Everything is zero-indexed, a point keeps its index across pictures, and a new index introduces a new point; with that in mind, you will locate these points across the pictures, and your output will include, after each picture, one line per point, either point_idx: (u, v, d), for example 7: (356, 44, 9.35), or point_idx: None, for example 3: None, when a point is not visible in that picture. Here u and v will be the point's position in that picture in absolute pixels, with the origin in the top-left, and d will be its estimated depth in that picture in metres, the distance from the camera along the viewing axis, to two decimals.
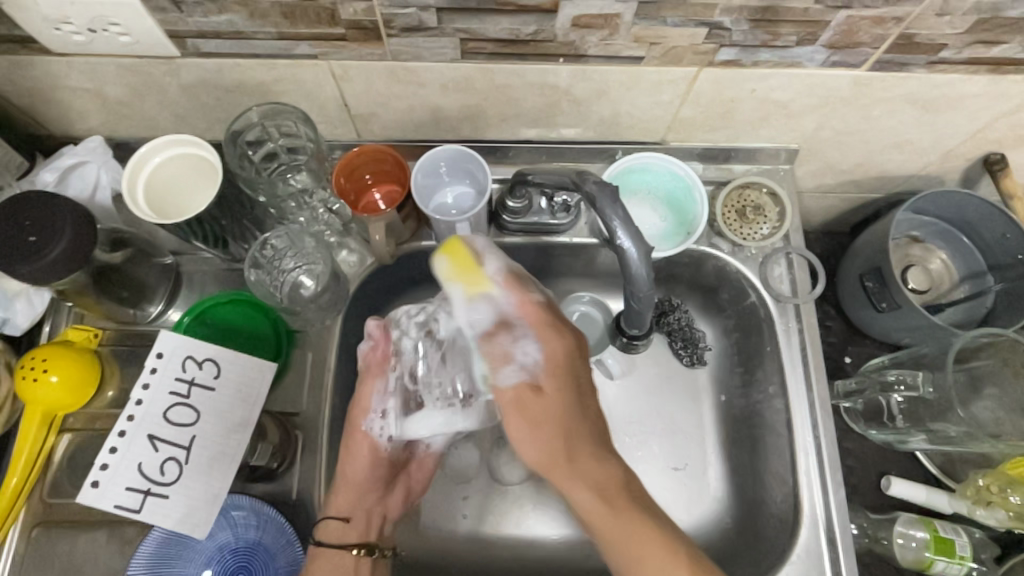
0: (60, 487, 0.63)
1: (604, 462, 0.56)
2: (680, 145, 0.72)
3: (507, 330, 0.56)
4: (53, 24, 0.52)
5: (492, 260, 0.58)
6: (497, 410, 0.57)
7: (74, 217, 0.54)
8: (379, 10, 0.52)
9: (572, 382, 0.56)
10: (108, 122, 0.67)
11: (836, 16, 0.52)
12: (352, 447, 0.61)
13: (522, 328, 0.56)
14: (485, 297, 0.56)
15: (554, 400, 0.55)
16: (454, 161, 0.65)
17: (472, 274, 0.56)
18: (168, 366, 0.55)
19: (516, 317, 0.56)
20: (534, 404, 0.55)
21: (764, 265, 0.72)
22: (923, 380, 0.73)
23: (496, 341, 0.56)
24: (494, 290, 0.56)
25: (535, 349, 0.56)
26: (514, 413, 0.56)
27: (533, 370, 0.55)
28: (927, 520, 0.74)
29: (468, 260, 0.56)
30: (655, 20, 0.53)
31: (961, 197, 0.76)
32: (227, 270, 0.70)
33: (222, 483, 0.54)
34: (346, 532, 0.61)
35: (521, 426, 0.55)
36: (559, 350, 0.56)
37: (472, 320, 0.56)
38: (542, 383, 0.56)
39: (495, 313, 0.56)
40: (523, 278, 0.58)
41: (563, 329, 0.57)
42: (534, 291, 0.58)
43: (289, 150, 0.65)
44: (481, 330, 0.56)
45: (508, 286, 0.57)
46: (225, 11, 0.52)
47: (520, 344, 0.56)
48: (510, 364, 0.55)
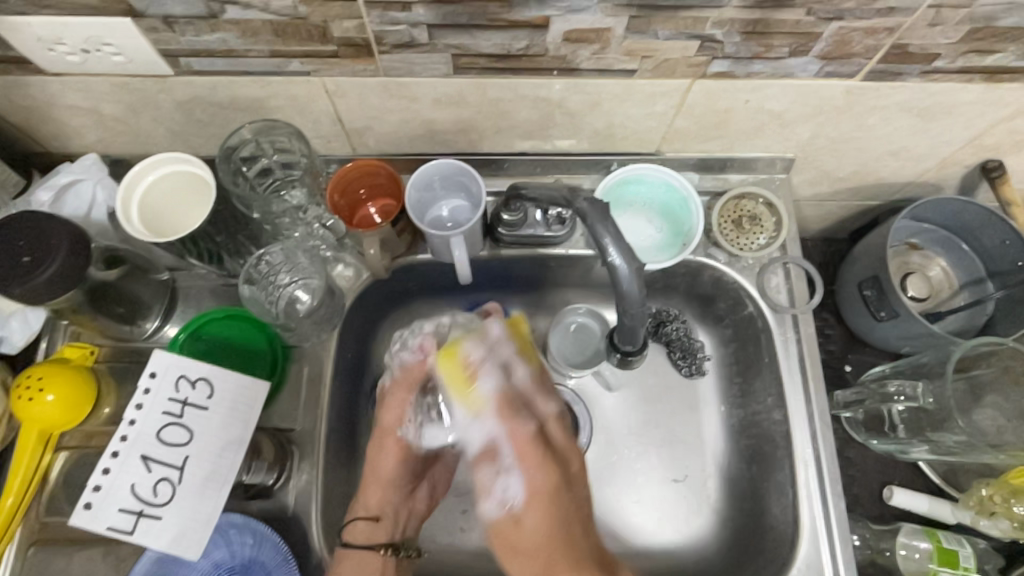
0: (56, 505, 0.62)
1: (579, 557, 0.49)
2: (675, 156, 0.72)
3: (494, 463, 0.52)
4: (46, 45, 0.53)
5: (485, 376, 0.53)
6: (479, 479, 0.53)
7: (69, 235, 0.54)
8: (371, 27, 0.52)
9: (558, 511, 0.50)
10: (104, 139, 0.68)
11: (828, 27, 0.52)
12: (382, 447, 0.62)
13: (510, 461, 0.52)
14: (478, 425, 0.53)
15: (535, 536, 0.50)
16: (448, 175, 0.65)
17: (466, 398, 0.53)
18: (162, 386, 0.55)
19: (506, 448, 0.52)
20: (515, 536, 0.51)
21: (761, 275, 0.72)
22: (923, 390, 0.73)
23: (481, 472, 0.53)
24: (481, 416, 0.53)
25: (521, 487, 0.51)
26: (494, 489, 0.52)
27: (513, 506, 0.51)
28: (931, 530, 0.74)
29: (460, 375, 0.54)
30: (646, 34, 0.53)
31: (960, 204, 0.75)
32: (223, 286, 0.70)
33: (215, 503, 0.54)
34: (374, 532, 0.62)
35: (511, 560, 0.51)
36: (541, 486, 0.51)
37: (465, 386, 0.53)
38: (522, 457, 0.51)
39: (484, 439, 0.53)
40: (518, 399, 0.54)
41: (553, 464, 0.52)
42: (524, 409, 0.53)
43: (284, 165, 0.65)
44: (471, 454, 0.53)
45: (501, 418, 0.52)
46: (217, 30, 0.52)
47: (503, 483, 0.52)
48: (491, 496, 0.52)
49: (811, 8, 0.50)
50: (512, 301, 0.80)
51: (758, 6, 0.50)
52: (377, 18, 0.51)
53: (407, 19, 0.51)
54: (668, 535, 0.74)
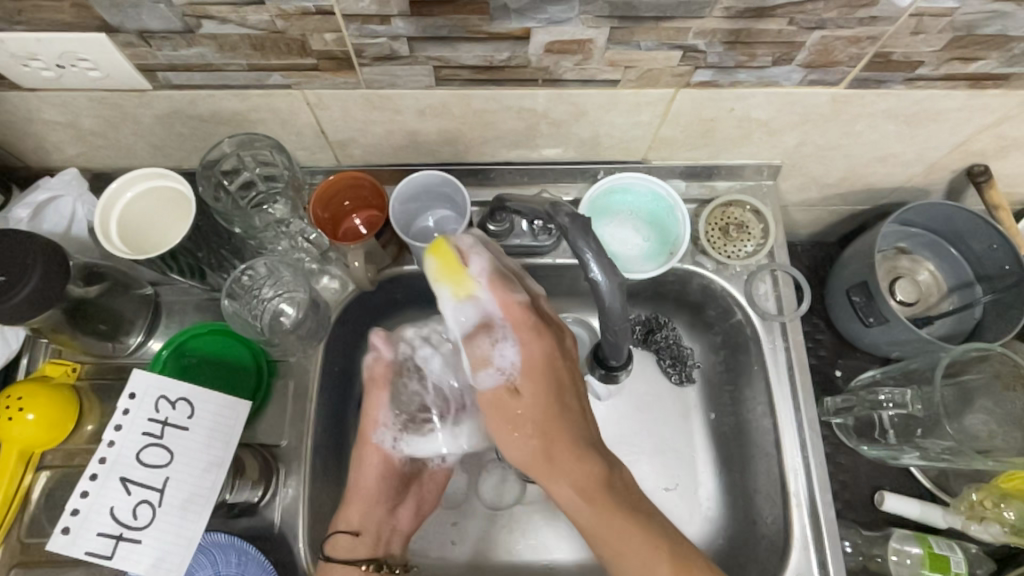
0: (38, 525, 0.61)
1: (577, 444, 0.53)
2: (662, 164, 0.72)
3: (490, 331, 0.55)
4: (20, 61, 0.52)
5: (474, 257, 0.55)
6: (475, 351, 0.55)
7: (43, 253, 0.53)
8: (350, 41, 0.51)
9: (551, 378, 0.54)
10: (83, 153, 0.67)
11: (811, 36, 0.52)
12: (362, 456, 0.62)
13: (504, 328, 0.55)
14: (471, 300, 0.55)
15: (533, 403, 0.53)
16: (432, 186, 0.65)
17: (456, 278, 0.55)
18: (141, 407, 0.54)
19: (495, 312, 0.55)
20: (511, 404, 0.54)
21: (749, 283, 0.71)
22: (912, 397, 0.73)
23: (477, 343, 0.55)
24: (475, 295, 0.55)
25: (515, 352, 0.55)
26: (492, 360, 0.54)
27: (511, 372, 0.54)
28: (922, 536, 0.73)
29: (454, 263, 0.55)
30: (629, 45, 0.52)
31: (947, 209, 0.76)
32: (206, 300, 0.69)
33: (197, 525, 0.54)
34: (356, 547, 0.61)
35: (494, 421, 0.54)
36: (535, 357, 0.54)
37: (457, 272, 0.55)
38: (514, 322, 0.55)
39: (476, 309, 0.55)
40: (508, 276, 0.57)
41: (543, 332, 0.55)
42: (513, 280, 0.57)
43: (266, 178, 0.65)
44: (461, 330, 0.55)
45: (493, 288, 0.55)
46: (194, 44, 0.51)
47: (498, 349, 0.54)
48: (487, 368, 0.54)
49: (793, 18, 0.50)
50: None
51: (740, 16, 0.50)
52: (356, 31, 0.50)
53: (386, 32, 0.50)
54: None
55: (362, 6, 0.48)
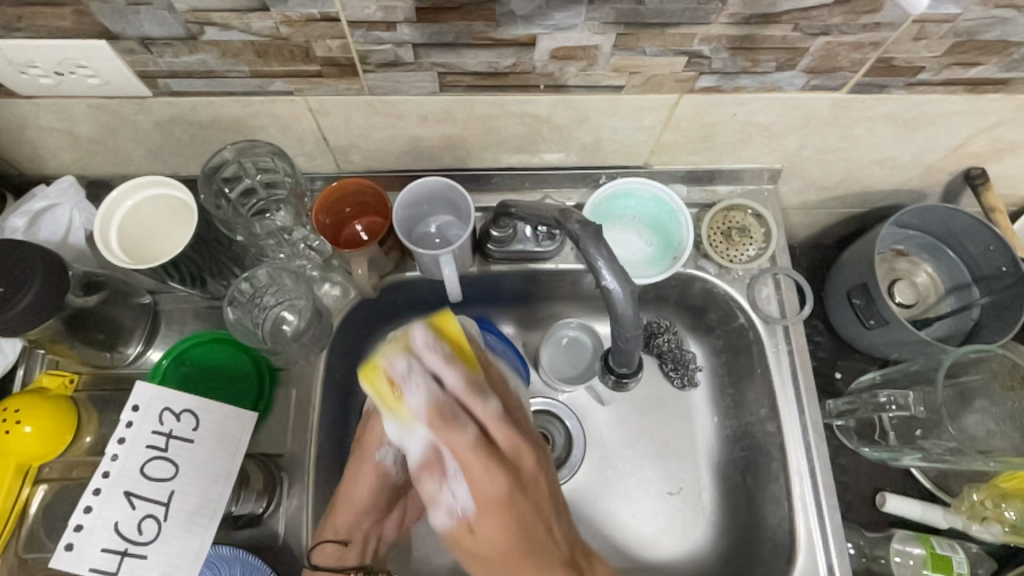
0: (36, 540, 0.60)
1: (546, 560, 0.50)
2: (663, 168, 0.72)
3: (436, 474, 0.49)
4: (18, 68, 0.51)
5: (411, 390, 0.47)
6: (424, 490, 0.50)
7: (53, 270, 0.52)
8: (355, 47, 0.51)
9: (509, 517, 0.47)
10: (79, 160, 0.66)
11: (815, 42, 0.52)
12: (362, 469, 0.61)
13: (454, 471, 0.48)
14: (411, 434, 0.48)
15: (492, 540, 0.48)
16: (435, 193, 0.64)
17: (394, 410, 0.48)
18: (145, 420, 0.54)
19: (449, 461, 0.47)
20: (470, 542, 0.49)
21: (752, 286, 0.72)
22: (915, 399, 0.73)
23: (425, 483, 0.49)
24: (416, 427, 0.47)
25: (467, 495, 0.48)
26: (442, 498, 0.49)
27: (462, 516, 0.48)
28: (924, 536, 0.74)
29: (385, 388, 0.48)
30: (634, 51, 0.52)
31: (945, 211, 0.76)
32: (206, 308, 0.68)
33: (203, 539, 0.52)
34: (343, 555, 0.61)
35: (479, 570, 0.51)
36: (492, 495, 0.46)
37: (394, 402, 0.47)
38: (466, 467, 0.46)
39: (421, 454, 0.49)
40: (449, 407, 0.46)
41: (498, 470, 0.46)
42: (455, 412, 0.46)
43: (267, 185, 0.64)
44: (414, 464, 0.50)
45: (428, 425, 0.46)
46: (196, 51, 0.51)
47: (449, 492, 0.48)
48: (439, 507, 0.49)
49: (798, 24, 0.50)
50: (502, 316, 0.79)
51: (746, 22, 0.50)
52: (361, 38, 0.50)
53: (391, 38, 0.50)
54: (664, 548, 0.73)
55: (368, 13, 0.47)
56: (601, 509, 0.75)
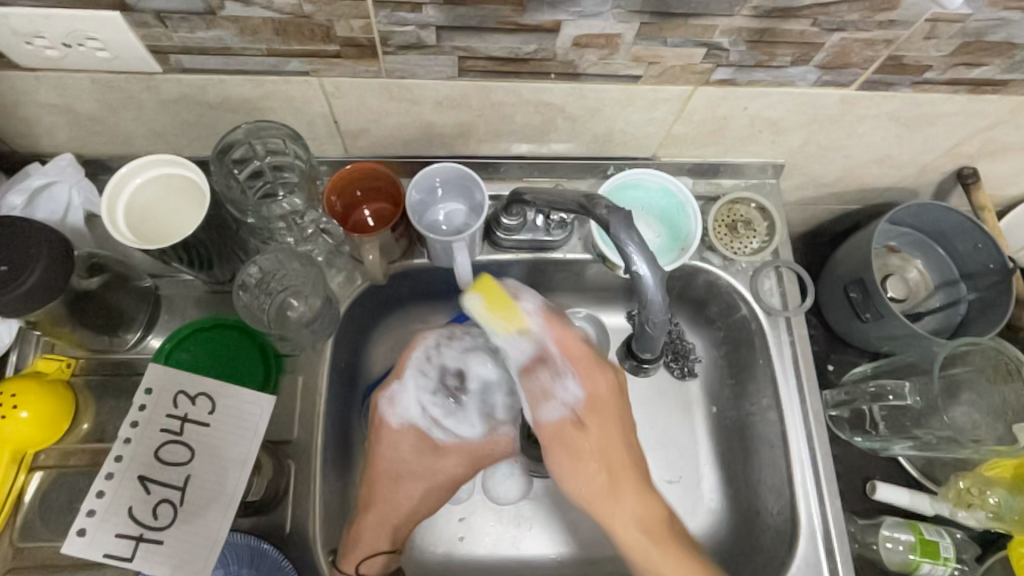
0: (31, 530, 0.58)
1: (634, 483, 0.56)
2: (670, 160, 0.73)
3: (549, 365, 0.57)
4: (23, 38, 0.49)
5: (528, 298, 0.58)
6: (534, 386, 0.58)
7: (59, 273, 0.50)
8: (377, 28, 0.50)
9: (614, 417, 0.58)
10: (78, 139, 0.64)
11: (831, 38, 0.53)
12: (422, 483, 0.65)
13: (563, 363, 0.57)
14: (527, 339, 0.57)
15: (612, 444, 0.57)
16: (451, 179, 0.64)
17: (509, 316, 0.56)
18: (159, 403, 0.53)
19: (559, 354, 0.57)
20: (573, 436, 0.57)
21: (755, 278, 0.73)
22: (911, 390, 0.75)
23: (535, 377, 0.58)
24: (529, 329, 0.57)
25: (578, 385, 0.57)
26: (554, 392, 0.57)
27: (575, 407, 0.57)
28: (913, 523, 0.76)
29: (501, 300, 0.56)
30: (656, 40, 0.53)
31: (938, 209, 0.78)
32: (208, 293, 0.67)
33: (220, 525, 0.51)
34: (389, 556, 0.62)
35: (560, 455, 0.57)
36: (603, 387, 0.57)
37: (508, 311, 0.56)
38: (573, 359, 0.57)
39: (535, 347, 0.57)
40: (558, 312, 0.59)
41: (604, 365, 0.58)
42: (545, 362, 0.57)
43: (275, 168, 0.62)
44: (522, 363, 0.58)
45: (550, 323, 0.57)
46: (213, 27, 0.49)
47: (560, 381, 0.57)
48: (551, 402, 0.57)
49: (817, 19, 0.51)
50: None
51: (767, 15, 0.50)
52: (385, 18, 0.49)
53: (416, 20, 0.50)
54: None
55: None
56: None
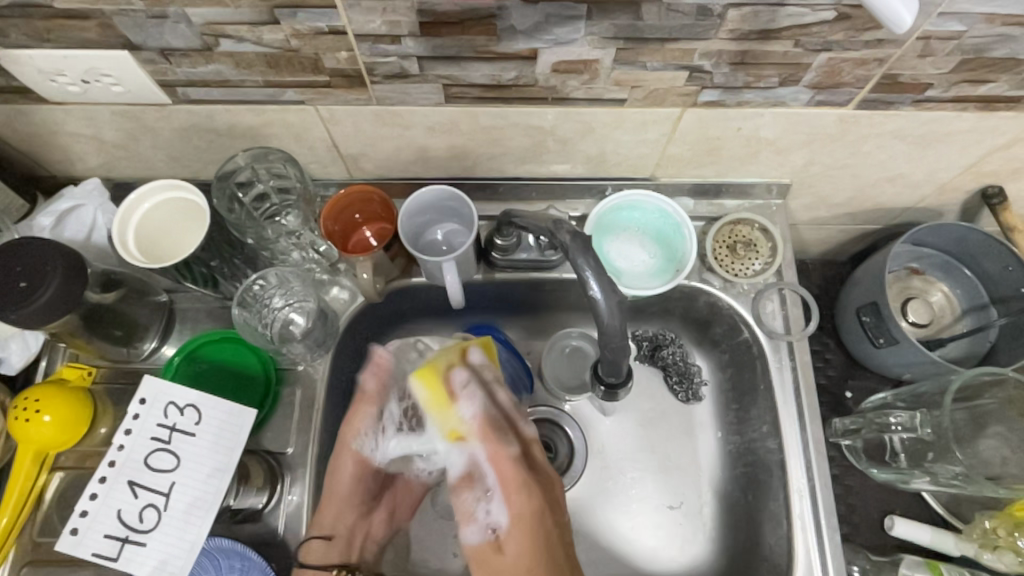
0: (50, 525, 0.63)
1: (553, 571, 0.54)
2: (670, 181, 0.72)
3: (474, 487, 0.58)
4: (48, 76, 0.54)
5: (468, 399, 0.59)
6: (462, 505, 0.58)
7: (55, 310, 0.54)
8: (362, 59, 0.52)
9: (538, 540, 0.54)
10: (105, 164, 0.69)
11: (817, 58, 0.52)
12: (339, 461, 0.63)
13: (492, 489, 0.57)
14: (458, 451, 0.58)
15: (517, 561, 0.54)
16: (439, 202, 0.66)
17: (445, 416, 0.59)
18: (151, 412, 0.56)
19: (487, 472, 0.57)
20: (495, 562, 0.55)
21: (757, 301, 0.71)
22: (921, 420, 0.71)
23: (463, 498, 0.58)
24: (461, 441, 0.58)
25: (502, 511, 0.56)
26: (477, 514, 0.57)
27: (497, 531, 0.56)
28: (933, 563, 0.71)
29: (442, 396, 0.59)
30: (635, 65, 0.53)
31: (963, 230, 0.74)
32: (218, 307, 0.71)
33: (199, 531, 0.55)
34: (329, 551, 0.61)
35: None
36: (522, 512, 0.55)
37: (446, 407, 0.59)
38: (505, 485, 0.56)
39: (466, 467, 0.58)
40: (502, 424, 0.59)
41: (533, 486, 0.56)
42: (507, 430, 0.59)
43: (280, 191, 0.66)
44: (453, 479, 0.59)
45: (484, 439, 0.58)
46: (211, 62, 0.53)
47: (484, 508, 0.57)
48: (474, 523, 0.57)
49: (798, 40, 0.50)
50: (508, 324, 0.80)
51: (746, 38, 0.50)
52: (368, 51, 0.51)
53: (397, 51, 0.52)
54: (663, 562, 0.73)
55: (373, 27, 0.49)
56: (598, 518, 0.75)
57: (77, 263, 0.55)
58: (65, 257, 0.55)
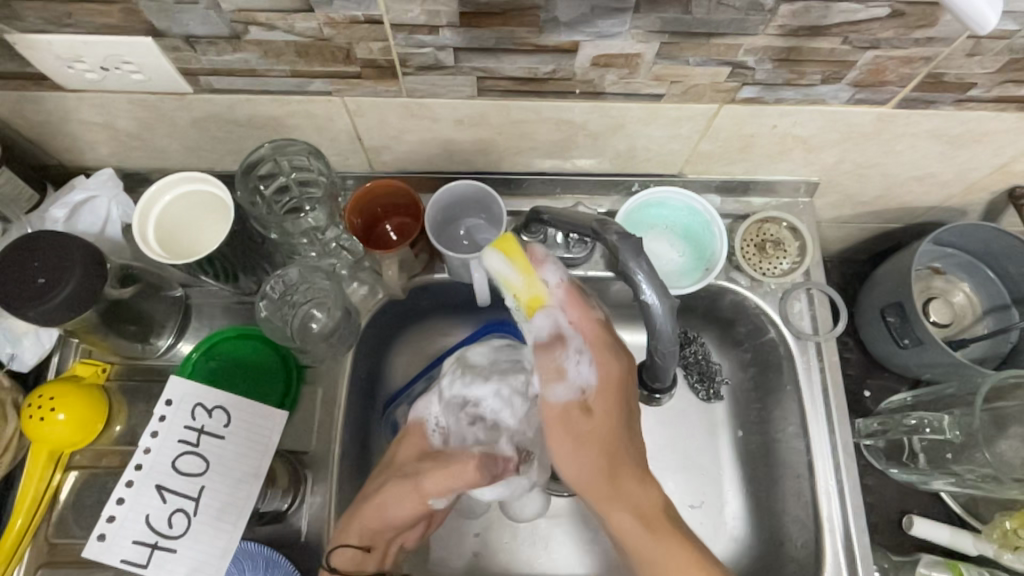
0: (64, 526, 0.61)
1: (636, 469, 0.56)
2: (697, 178, 0.71)
3: (558, 331, 0.55)
4: (65, 63, 0.52)
5: (550, 273, 0.55)
6: (548, 357, 0.55)
7: (53, 319, 0.52)
8: (396, 50, 0.50)
9: (622, 400, 0.56)
10: (118, 153, 0.66)
11: (863, 55, 0.51)
12: (404, 491, 0.58)
13: (577, 338, 0.55)
14: (538, 308, 0.54)
15: (603, 413, 0.55)
16: (466, 197, 0.65)
17: (530, 281, 0.53)
18: (177, 415, 0.56)
19: (566, 325, 0.55)
20: (579, 413, 0.55)
21: (784, 301, 0.70)
22: (950, 423, 0.70)
23: (543, 346, 0.55)
24: (545, 293, 0.54)
25: (590, 363, 0.55)
26: (562, 355, 0.55)
27: (583, 377, 0.55)
28: (953, 563, 0.71)
29: (527, 261, 0.54)
30: (677, 60, 0.52)
31: (989, 231, 0.74)
32: (236, 303, 0.69)
33: (231, 536, 0.54)
34: (363, 561, 0.59)
35: (559, 433, 0.55)
36: (612, 370, 0.55)
37: (537, 284, 0.54)
38: (588, 336, 0.55)
39: (551, 332, 0.55)
40: (580, 292, 0.56)
41: (620, 359, 0.56)
42: (584, 288, 0.57)
43: (301, 184, 0.64)
44: (533, 340, 0.56)
45: (568, 286, 0.55)
46: (239, 50, 0.51)
47: (573, 352, 0.55)
48: (559, 364, 0.55)
49: (847, 37, 0.49)
50: None
51: (794, 34, 0.49)
52: (403, 41, 0.50)
53: (433, 42, 0.50)
54: None
55: (411, 16, 0.47)
56: None
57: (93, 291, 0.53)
58: (83, 282, 0.52)
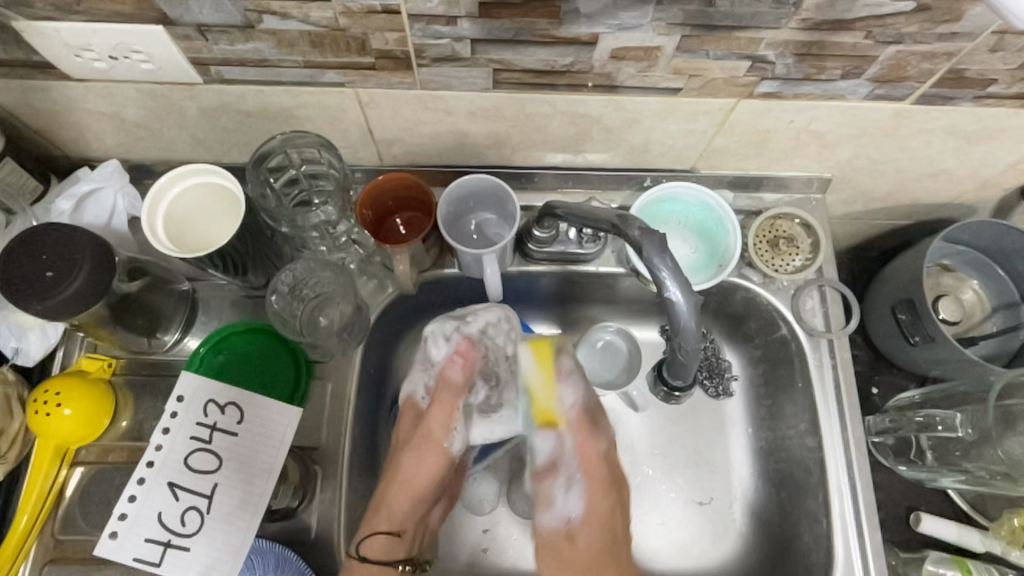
0: (71, 522, 0.61)
1: None
2: (710, 173, 0.70)
3: (557, 475, 0.61)
4: (73, 51, 0.51)
5: (570, 388, 0.61)
6: (543, 490, 0.62)
7: (61, 314, 0.51)
8: (412, 41, 0.50)
9: (608, 536, 0.61)
10: (123, 144, 0.65)
11: (885, 50, 0.50)
12: (425, 453, 0.61)
13: (575, 473, 0.61)
14: (548, 436, 0.61)
15: (589, 552, 0.59)
16: (480, 191, 0.64)
17: (549, 396, 0.60)
18: (190, 411, 0.55)
19: (572, 460, 0.61)
20: (569, 553, 0.60)
21: (796, 297, 0.70)
22: (962, 421, 0.72)
23: (545, 483, 0.62)
24: (561, 430, 0.61)
25: (578, 500, 0.61)
26: (556, 500, 0.61)
27: (573, 521, 0.61)
28: (960, 559, 0.71)
29: (549, 371, 0.61)
30: (697, 53, 0.51)
31: (1000, 228, 0.74)
32: (243, 297, 0.68)
33: (245, 534, 0.54)
34: (393, 547, 0.60)
35: (548, 561, 0.60)
36: (603, 510, 0.61)
37: (549, 390, 0.60)
38: (591, 475, 0.61)
39: (552, 455, 0.61)
40: (594, 416, 0.62)
41: (612, 488, 0.62)
42: (600, 424, 0.62)
43: (310, 176, 0.63)
44: (534, 468, 0.62)
45: (577, 429, 0.61)
46: (252, 39, 0.50)
47: (565, 488, 0.61)
48: (553, 508, 0.61)
49: (870, 31, 0.48)
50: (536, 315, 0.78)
51: (817, 28, 0.48)
52: (420, 32, 0.49)
53: (450, 33, 0.49)
54: (691, 559, 0.72)
55: (429, 6, 0.46)
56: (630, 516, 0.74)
57: (102, 286, 0.52)
58: (92, 276, 0.51)
